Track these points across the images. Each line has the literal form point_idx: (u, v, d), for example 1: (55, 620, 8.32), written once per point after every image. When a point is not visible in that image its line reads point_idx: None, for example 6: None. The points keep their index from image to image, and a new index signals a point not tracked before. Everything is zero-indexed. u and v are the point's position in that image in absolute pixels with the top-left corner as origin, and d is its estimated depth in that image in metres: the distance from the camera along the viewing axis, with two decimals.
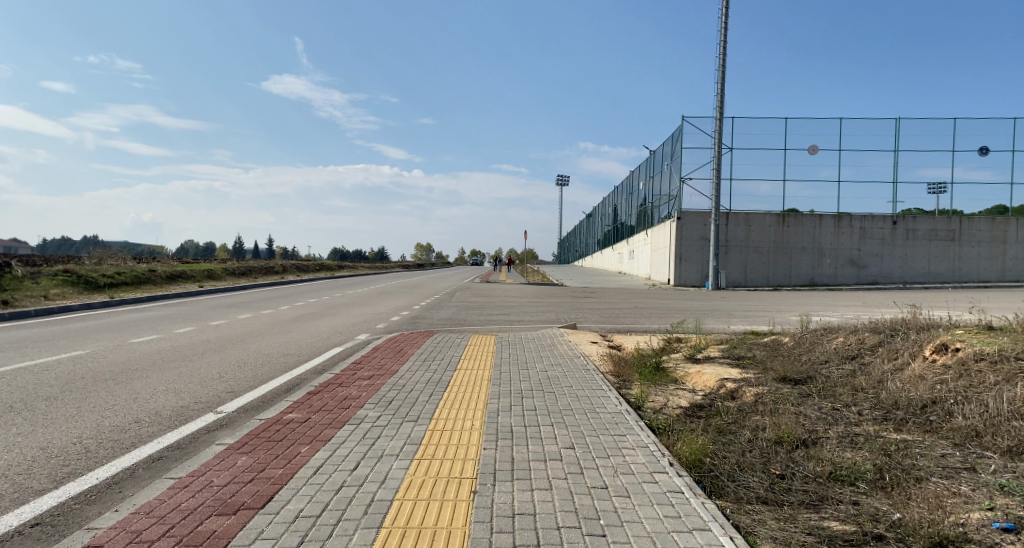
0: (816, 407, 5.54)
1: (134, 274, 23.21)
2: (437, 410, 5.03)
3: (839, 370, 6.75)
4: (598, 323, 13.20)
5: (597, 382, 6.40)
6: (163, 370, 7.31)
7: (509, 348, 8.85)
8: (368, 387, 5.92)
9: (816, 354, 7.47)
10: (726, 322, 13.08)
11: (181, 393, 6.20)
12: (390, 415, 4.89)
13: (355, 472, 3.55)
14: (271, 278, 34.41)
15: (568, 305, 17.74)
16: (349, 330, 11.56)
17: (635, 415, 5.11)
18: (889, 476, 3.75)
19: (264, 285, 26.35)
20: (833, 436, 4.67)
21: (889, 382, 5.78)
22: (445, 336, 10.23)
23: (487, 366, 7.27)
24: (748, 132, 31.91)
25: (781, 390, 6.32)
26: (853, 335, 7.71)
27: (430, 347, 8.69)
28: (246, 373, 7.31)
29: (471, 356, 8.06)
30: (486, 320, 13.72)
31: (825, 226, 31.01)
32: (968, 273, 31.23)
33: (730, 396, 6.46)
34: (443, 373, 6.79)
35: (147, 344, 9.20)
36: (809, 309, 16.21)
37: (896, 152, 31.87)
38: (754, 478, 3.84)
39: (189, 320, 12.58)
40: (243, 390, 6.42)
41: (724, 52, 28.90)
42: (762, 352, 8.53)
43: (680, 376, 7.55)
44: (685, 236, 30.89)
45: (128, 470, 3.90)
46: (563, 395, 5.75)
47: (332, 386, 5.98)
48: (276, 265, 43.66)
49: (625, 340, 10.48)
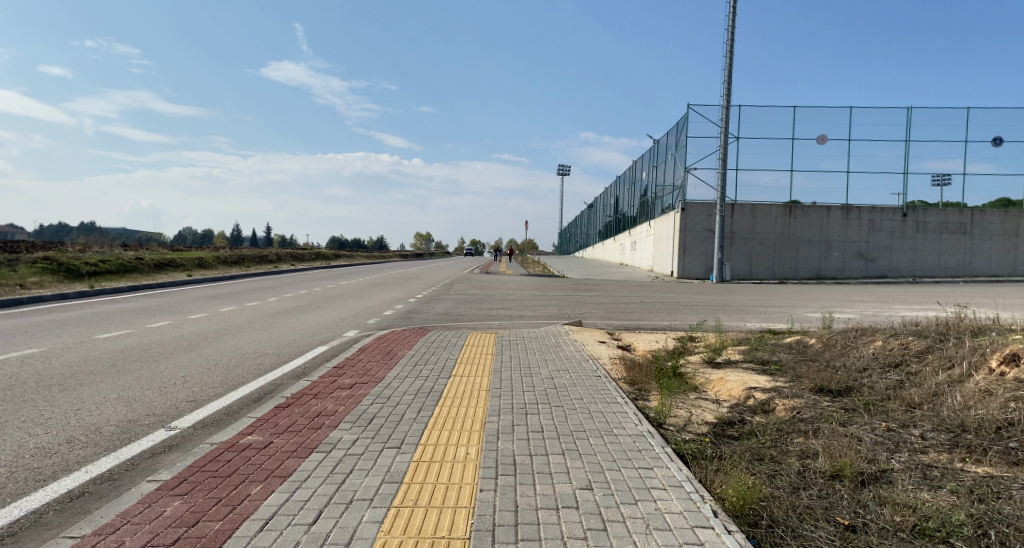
0: (868, 428, 4.72)
1: (119, 262, 22.36)
2: (425, 433, 4.23)
3: (883, 380, 5.94)
4: (604, 320, 12.39)
5: (611, 393, 5.62)
6: (122, 373, 6.52)
7: (510, 349, 8.03)
8: (347, 400, 5.12)
9: (853, 361, 6.66)
10: (740, 319, 12.26)
11: (132, 402, 5.40)
12: (369, 439, 4.08)
13: (313, 528, 2.79)
14: (265, 268, 33.62)
15: (573, 299, 16.89)
16: (338, 326, 10.74)
17: (660, 438, 4.31)
18: (994, 533, 2.94)
19: (257, 274, 25.61)
20: (900, 469, 3.86)
21: (951, 398, 4.95)
22: (441, 334, 9.43)
23: (484, 372, 6.46)
24: (755, 121, 30.99)
25: (821, 404, 5.52)
26: (895, 338, 6.88)
27: (423, 348, 7.84)
28: (216, 378, 6.53)
29: (467, 359, 7.23)
30: (484, 316, 12.88)
31: (833, 218, 30.17)
32: (979, 266, 30.45)
33: (760, 410, 5.69)
34: (436, 381, 5.98)
35: (112, 341, 8.40)
36: (827, 305, 15.35)
37: (906, 142, 30.93)
38: (820, 534, 3.06)
39: (168, 313, 11.77)
40: (207, 399, 5.63)
41: (731, 39, 27.98)
42: (789, 357, 7.71)
43: (701, 384, 6.76)
44: (691, 228, 30.05)
45: (33, 515, 3.13)
46: (573, 411, 4.95)
47: (305, 398, 5.16)
48: (270, 253, 42.80)
49: (635, 340, 9.67)
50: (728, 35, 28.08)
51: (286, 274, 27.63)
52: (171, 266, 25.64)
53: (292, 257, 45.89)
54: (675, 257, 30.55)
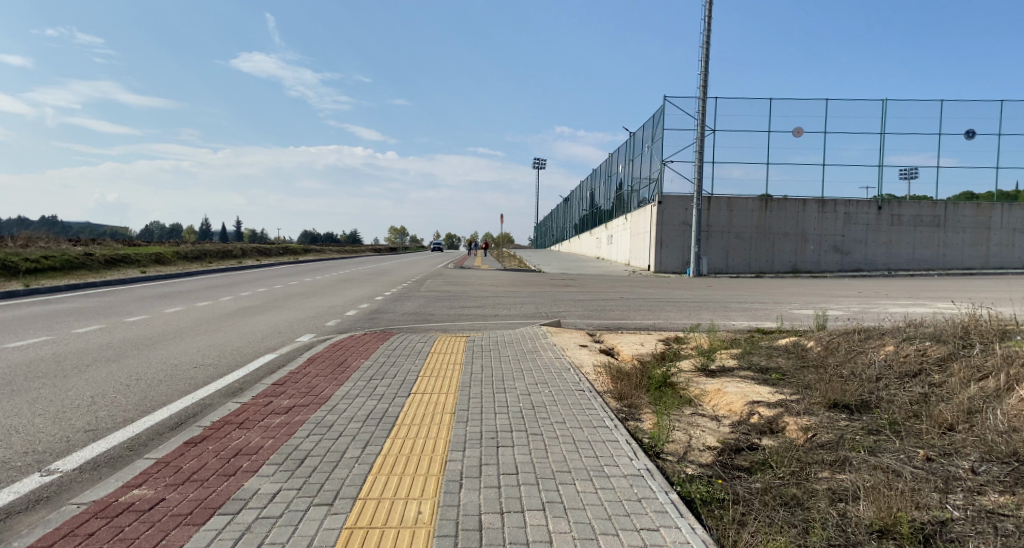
0: (904, 458, 3.95)
1: (65, 258, 20.79)
2: (368, 482, 3.34)
3: (903, 393, 5.22)
4: (583, 319, 11.59)
5: (597, 416, 4.80)
6: (15, 394, 5.43)
7: (482, 358, 7.13)
8: (278, 431, 4.20)
9: (865, 369, 5.93)
10: (729, 318, 11.48)
11: (9, 436, 4.36)
12: (293, 494, 3.17)
13: None
14: (227, 263, 32.01)
15: (550, 296, 16.10)
16: (292, 330, 9.73)
17: (662, 480, 3.50)
18: None
19: (217, 270, 24.24)
20: (963, 520, 3.10)
21: (993, 417, 4.20)
22: (404, 339, 8.49)
23: (451, 388, 5.57)
24: (732, 113, 30.51)
25: (840, 424, 4.76)
26: (909, 343, 6.18)
27: (382, 358, 6.87)
28: (134, 396, 5.49)
29: (432, 371, 6.32)
30: (455, 316, 11.96)
31: (810, 211, 29.91)
32: (953, 259, 30.57)
33: (768, 430, 4.96)
34: (392, 401, 5.07)
35: (19, 351, 7.27)
36: (813, 300, 14.82)
37: (882, 135, 30.77)
38: None
39: (100, 315, 10.56)
40: (110, 428, 4.61)
41: (709, 29, 27.39)
42: (790, 363, 6.95)
43: (695, 397, 5.99)
44: (667, 221, 29.50)
45: None
46: (555, 442, 4.10)
47: (228, 429, 4.21)
48: (235, 248, 41.03)
49: (618, 343, 8.85)
50: (705, 26, 27.50)
51: (248, 270, 26.33)
52: (124, 261, 24.06)
53: (258, 251, 44.19)
54: (652, 250, 29.99)
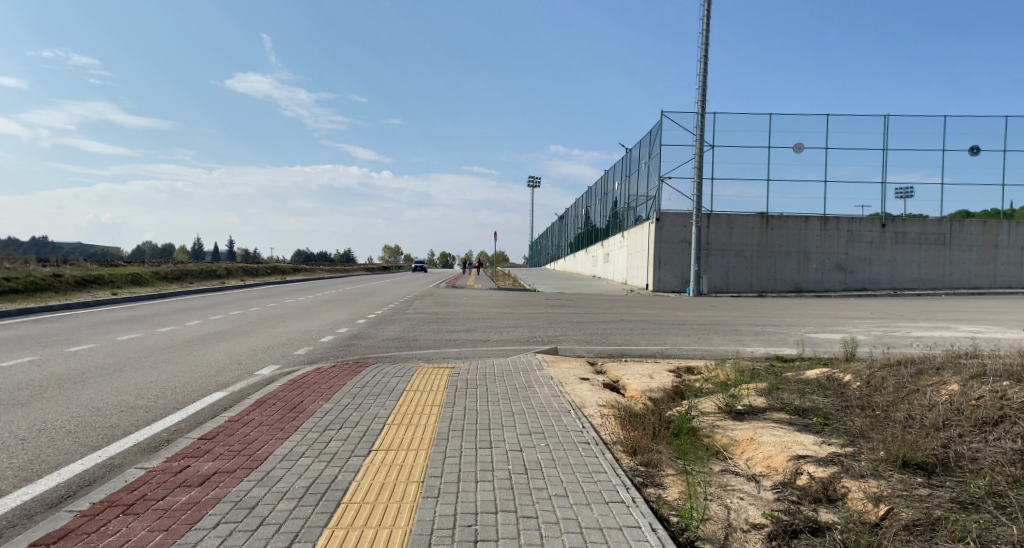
0: None
1: (30, 280, 19.50)
2: None
3: (988, 447, 4.15)
4: (582, 345, 10.53)
5: (608, 485, 3.70)
6: None
7: (466, 398, 5.99)
8: (177, 518, 3.06)
9: (931, 415, 4.85)
10: (741, 344, 10.47)
11: None
12: None
13: None
14: (208, 284, 30.63)
15: (545, 319, 14.99)
16: (254, 361, 8.57)
17: None
18: None
19: (194, 292, 22.84)
20: None
21: None
22: (379, 371, 7.38)
23: (422, 443, 4.45)
24: (731, 129, 29.79)
25: (920, 495, 3.68)
26: (980, 383, 5.13)
27: (346, 401, 5.71)
28: (20, 457, 4.29)
29: (404, 417, 5.20)
30: (441, 342, 10.84)
31: (812, 228, 29.08)
32: (959, 278, 29.77)
33: (825, 499, 3.91)
34: (343, 464, 3.95)
35: None
36: (829, 323, 13.79)
37: (883, 151, 30.10)
38: None
39: (40, 345, 9.36)
40: None
41: (706, 44, 26.81)
42: (830, 404, 5.85)
43: (723, 449, 4.94)
44: (666, 239, 28.56)
45: None
46: (555, 536, 2.98)
47: (107, 517, 3.06)
48: (221, 268, 39.57)
49: (624, 375, 7.72)
50: (702, 41, 26.86)
51: (229, 291, 25.05)
52: (95, 282, 22.78)
53: (246, 272, 42.81)
54: (649, 269, 29.04)
